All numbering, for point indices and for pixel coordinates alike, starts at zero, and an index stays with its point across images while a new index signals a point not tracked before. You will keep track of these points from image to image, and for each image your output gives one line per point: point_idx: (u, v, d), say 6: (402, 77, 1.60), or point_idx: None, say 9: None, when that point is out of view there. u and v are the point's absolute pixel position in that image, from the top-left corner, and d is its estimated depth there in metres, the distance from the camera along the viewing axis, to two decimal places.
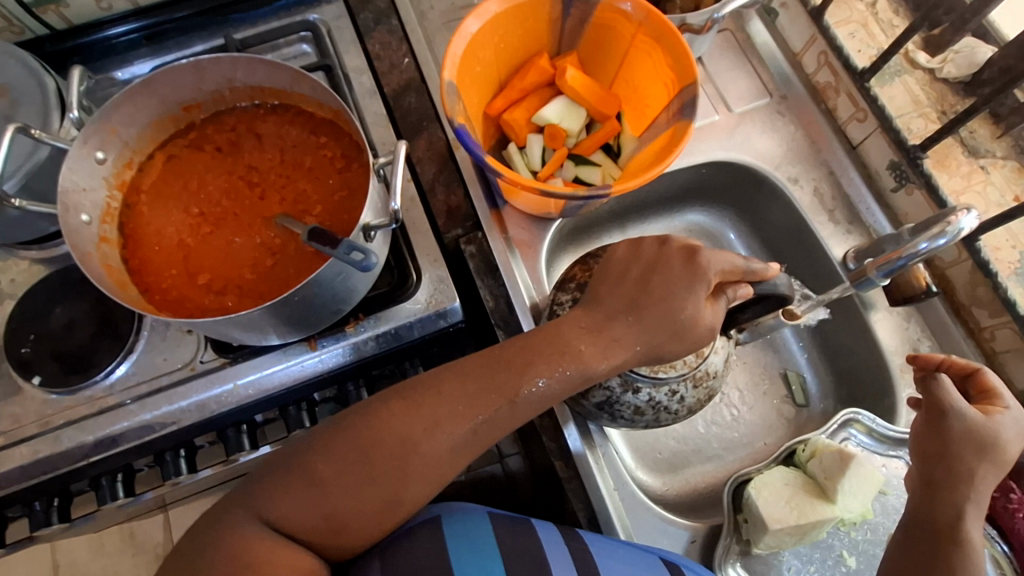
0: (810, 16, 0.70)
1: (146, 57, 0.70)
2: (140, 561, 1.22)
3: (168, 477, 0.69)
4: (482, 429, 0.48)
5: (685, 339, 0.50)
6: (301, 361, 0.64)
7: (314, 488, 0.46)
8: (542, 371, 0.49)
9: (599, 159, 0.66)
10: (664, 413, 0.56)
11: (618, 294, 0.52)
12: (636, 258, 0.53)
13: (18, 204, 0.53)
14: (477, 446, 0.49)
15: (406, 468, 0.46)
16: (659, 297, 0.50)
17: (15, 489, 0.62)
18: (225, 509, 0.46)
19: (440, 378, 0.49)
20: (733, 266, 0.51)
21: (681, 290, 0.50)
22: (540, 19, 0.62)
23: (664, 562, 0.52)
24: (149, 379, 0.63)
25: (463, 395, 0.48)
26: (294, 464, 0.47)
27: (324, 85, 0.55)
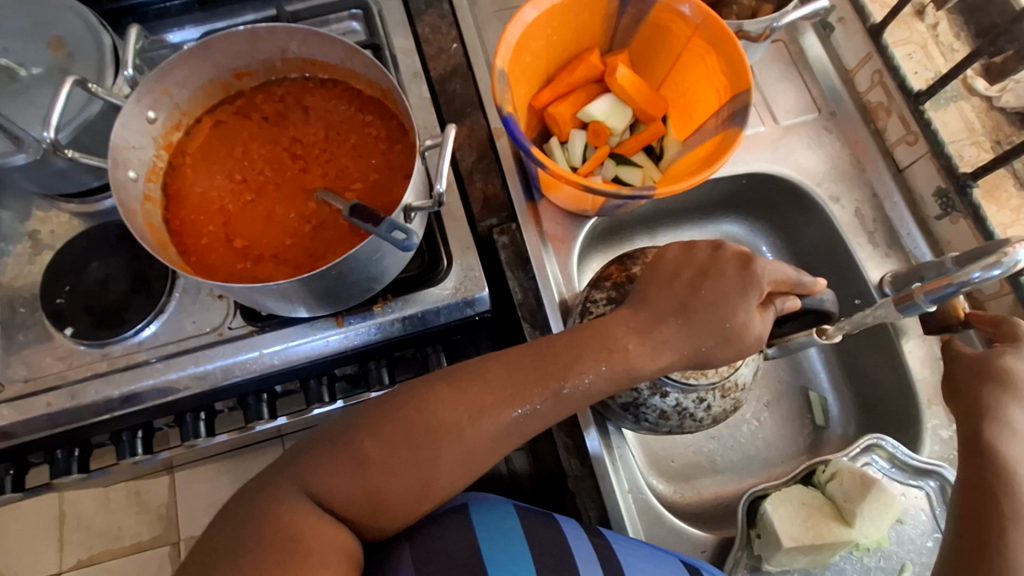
0: (868, 33, 0.69)
1: (197, 22, 0.71)
2: (143, 519, 1.24)
3: (186, 438, 0.70)
4: (525, 421, 0.48)
5: (733, 346, 0.50)
6: (327, 335, 0.64)
7: (351, 463, 0.46)
8: (582, 368, 0.49)
9: (641, 161, 0.65)
10: (688, 420, 0.56)
11: (666, 297, 0.52)
12: (688, 262, 0.52)
13: (70, 155, 0.55)
14: (514, 437, 0.49)
15: (436, 452, 0.47)
16: (710, 301, 0.50)
17: (39, 435, 0.64)
18: (270, 482, 0.46)
19: (485, 365, 0.49)
20: (786, 277, 0.51)
21: (733, 296, 0.50)
22: (595, 13, 0.61)
23: (686, 566, 0.53)
24: (179, 340, 0.64)
25: (505, 385, 0.48)
26: (338, 440, 0.47)
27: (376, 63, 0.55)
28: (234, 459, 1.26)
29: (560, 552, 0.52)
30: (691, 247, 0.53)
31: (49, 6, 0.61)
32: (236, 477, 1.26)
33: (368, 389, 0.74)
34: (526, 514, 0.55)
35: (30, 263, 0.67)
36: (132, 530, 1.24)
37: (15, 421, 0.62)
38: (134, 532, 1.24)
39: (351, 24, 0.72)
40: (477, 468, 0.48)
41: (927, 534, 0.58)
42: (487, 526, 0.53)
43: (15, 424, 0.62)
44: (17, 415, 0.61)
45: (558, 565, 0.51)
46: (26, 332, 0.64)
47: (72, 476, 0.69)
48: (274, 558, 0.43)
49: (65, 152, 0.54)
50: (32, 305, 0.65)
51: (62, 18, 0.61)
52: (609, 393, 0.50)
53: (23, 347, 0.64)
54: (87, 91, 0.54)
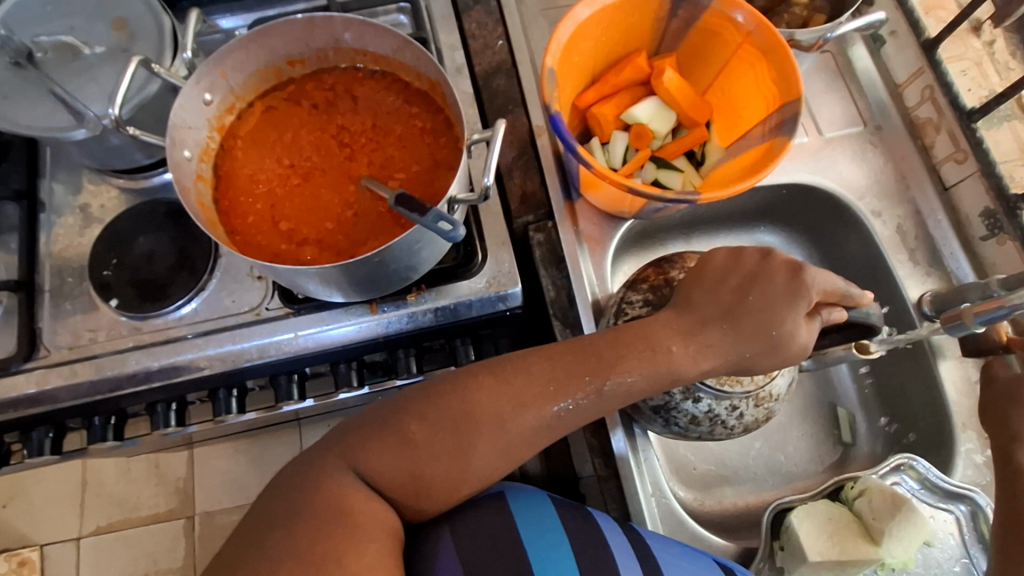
0: (921, 48, 0.68)
1: (250, 9, 0.72)
2: (162, 491, 1.27)
3: (218, 414, 0.72)
4: (565, 416, 0.49)
5: (777, 354, 0.50)
6: (361, 322, 0.66)
7: (392, 446, 0.47)
8: (619, 370, 0.49)
9: (682, 165, 0.65)
10: (719, 427, 0.56)
11: (712, 301, 0.52)
12: (735, 267, 0.52)
13: (131, 133, 0.57)
14: (550, 432, 0.49)
15: (473, 441, 0.47)
16: (756, 308, 0.50)
17: (81, 401, 0.66)
18: (318, 458, 0.48)
19: (528, 359, 0.50)
20: (835, 288, 0.51)
21: (781, 304, 0.50)
22: (645, 15, 0.61)
23: (721, 567, 0.53)
24: (219, 317, 0.66)
25: (547, 378, 0.49)
26: (381, 424, 0.48)
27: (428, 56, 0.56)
28: (253, 438, 1.29)
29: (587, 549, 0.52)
30: (738, 253, 0.53)
31: None
32: (254, 456, 1.28)
33: (396, 377, 0.75)
34: (561, 505, 0.56)
35: (80, 234, 0.69)
36: (151, 501, 1.27)
37: (60, 386, 0.64)
38: (153, 503, 1.27)
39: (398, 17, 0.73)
40: (512, 460, 0.49)
41: (955, 559, 0.58)
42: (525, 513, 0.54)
43: (59, 389, 0.64)
44: (61, 381, 0.64)
45: (586, 560, 0.51)
46: (73, 301, 0.66)
47: (108, 443, 0.71)
48: (317, 530, 0.43)
49: (127, 129, 0.56)
50: (81, 275, 0.68)
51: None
52: (647, 394, 0.50)
53: (70, 315, 0.66)
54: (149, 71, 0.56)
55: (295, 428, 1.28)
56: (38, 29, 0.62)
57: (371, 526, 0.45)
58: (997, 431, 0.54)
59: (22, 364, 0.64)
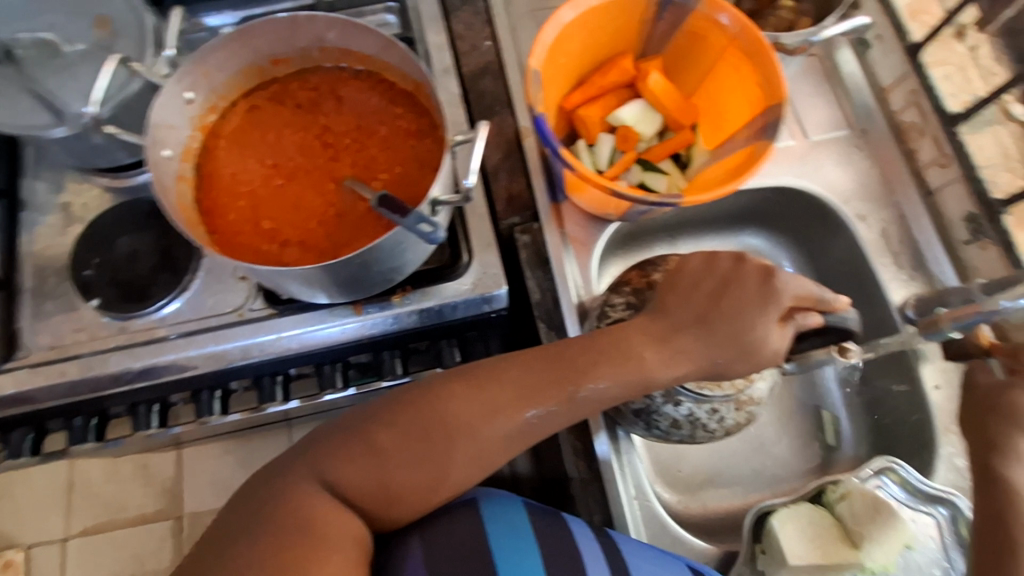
0: (906, 52, 0.68)
1: (236, 7, 0.72)
2: (151, 492, 1.27)
3: (201, 415, 0.71)
4: (540, 421, 0.49)
5: (750, 360, 0.50)
6: (345, 323, 0.65)
7: (363, 454, 0.47)
8: (590, 378, 0.49)
9: (668, 168, 0.65)
10: (700, 430, 0.56)
11: (686, 307, 0.52)
12: (709, 272, 0.52)
13: (109, 131, 0.56)
14: (528, 436, 0.49)
15: (448, 446, 0.47)
16: (729, 314, 0.50)
17: (62, 402, 0.65)
18: (287, 468, 0.47)
19: (501, 365, 0.50)
20: (808, 293, 0.51)
21: (752, 309, 0.50)
22: (631, 18, 0.61)
23: (692, 570, 0.54)
24: (202, 318, 0.65)
25: (517, 386, 0.49)
26: (358, 429, 0.48)
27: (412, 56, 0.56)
28: (242, 439, 1.28)
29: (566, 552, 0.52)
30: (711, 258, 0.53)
31: None
32: (242, 458, 1.28)
33: (381, 379, 0.75)
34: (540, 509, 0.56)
35: (61, 233, 0.68)
36: (139, 503, 1.26)
37: (40, 387, 0.63)
38: (141, 505, 1.26)
39: (386, 17, 0.72)
40: (487, 465, 0.49)
41: (934, 562, 0.58)
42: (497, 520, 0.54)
43: (38, 389, 0.63)
44: (40, 381, 0.63)
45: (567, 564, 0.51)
46: (54, 300, 0.66)
47: (89, 444, 0.70)
48: (288, 538, 0.43)
49: (105, 128, 0.56)
50: (62, 274, 0.67)
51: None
52: (625, 399, 0.51)
53: (50, 315, 0.65)
54: (128, 69, 0.55)
55: (283, 429, 1.28)
56: (19, 26, 0.62)
57: (342, 532, 0.45)
58: (977, 438, 0.55)
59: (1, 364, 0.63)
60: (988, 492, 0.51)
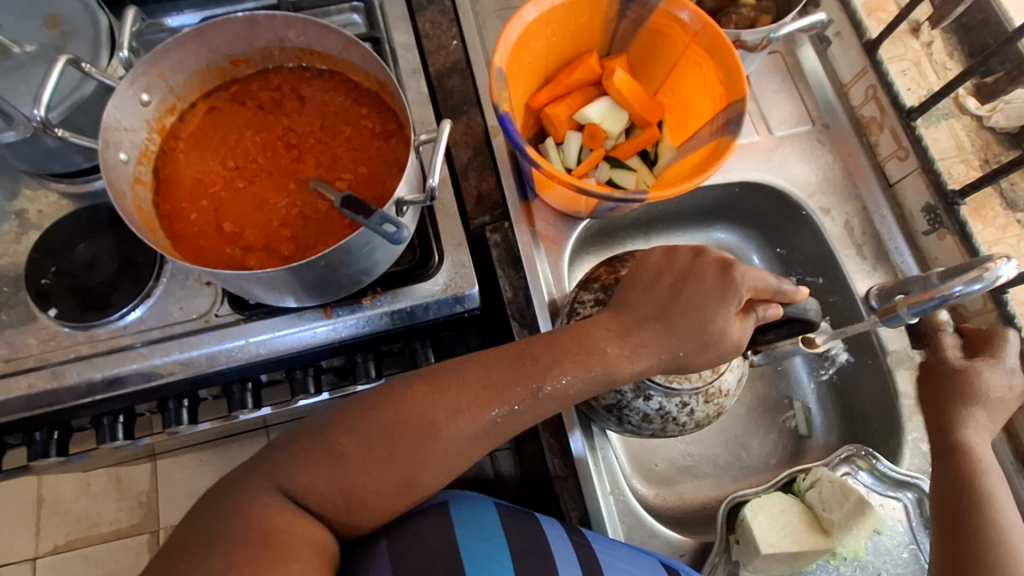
0: (863, 48, 0.70)
1: (197, 7, 0.70)
2: (124, 506, 1.23)
3: (168, 425, 0.70)
4: (504, 422, 0.49)
5: (711, 352, 0.50)
6: (314, 327, 0.64)
7: (324, 461, 0.46)
8: (551, 378, 0.49)
9: (635, 164, 0.66)
10: (671, 424, 0.57)
11: (648, 300, 0.52)
12: (670, 267, 0.53)
13: (59, 134, 0.55)
14: (496, 436, 0.49)
15: (412, 449, 0.47)
16: (690, 307, 0.50)
17: (20, 416, 0.63)
18: (242, 482, 0.47)
19: (464, 366, 0.50)
20: (766, 285, 0.52)
21: (712, 302, 0.50)
22: (595, 16, 0.61)
23: (665, 567, 0.54)
24: (166, 326, 0.64)
25: (482, 387, 0.48)
26: (324, 437, 0.47)
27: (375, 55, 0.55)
28: (219, 448, 1.26)
29: (541, 550, 0.53)
30: (672, 252, 0.54)
31: None
32: (219, 467, 1.25)
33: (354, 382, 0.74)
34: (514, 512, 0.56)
35: (16, 242, 0.66)
36: (112, 517, 1.23)
37: None
38: (114, 519, 1.23)
39: (352, 16, 0.72)
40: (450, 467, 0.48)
41: (903, 545, 0.59)
42: (466, 519, 0.54)
43: None
44: None
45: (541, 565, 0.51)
46: (8, 311, 0.63)
47: (52, 458, 0.68)
48: (244, 552, 0.43)
49: (55, 131, 0.54)
50: (17, 284, 0.65)
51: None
52: (592, 395, 0.51)
53: (5, 326, 0.63)
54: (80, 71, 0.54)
55: (261, 435, 1.26)
56: None
57: (301, 539, 0.45)
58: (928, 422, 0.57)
59: None
60: (941, 465, 0.53)
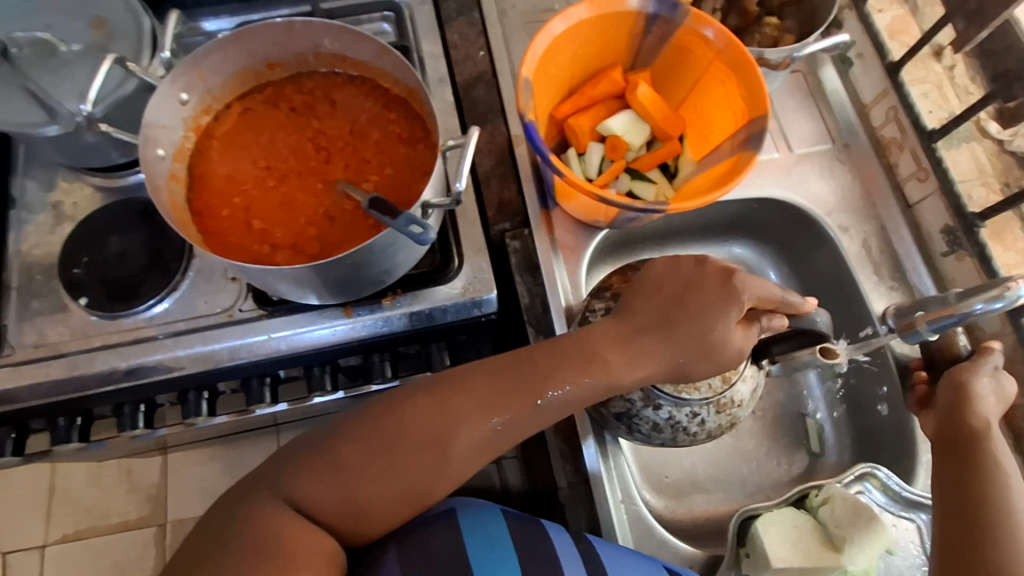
0: (886, 70, 0.71)
1: (234, 13, 0.73)
2: (133, 498, 1.25)
3: (188, 416, 0.71)
4: (505, 427, 0.50)
5: (713, 360, 0.51)
6: (335, 325, 0.65)
7: (330, 472, 0.47)
8: (556, 382, 0.50)
9: (656, 177, 0.67)
10: (681, 434, 0.57)
11: (651, 308, 0.53)
12: (671, 275, 0.53)
13: (103, 129, 0.57)
14: (503, 436, 0.50)
15: (415, 450, 0.48)
16: (691, 315, 0.51)
17: (46, 401, 0.65)
18: (251, 490, 0.48)
19: (467, 375, 0.51)
20: (771, 295, 0.52)
21: (713, 310, 0.50)
22: (620, 31, 0.63)
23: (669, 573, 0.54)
24: (190, 319, 0.65)
25: (484, 395, 0.50)
26: (332, 448, 0.49)
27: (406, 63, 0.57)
28: (228, 444, 1.27)
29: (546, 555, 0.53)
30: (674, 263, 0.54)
31: None
32: (228, 464, 1.26)
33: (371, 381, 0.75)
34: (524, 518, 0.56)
35: (50, 232, 0.68)
36: (121, 509, 1.24)
37: (24, 386, 0.63)
38: (123, 511, 1.24)
39: (382, 26, 0.74)
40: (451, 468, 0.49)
41: (915, 567, 0.58)
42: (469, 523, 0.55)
43: (22, 388, 0.63)
44: (24, 380, 0.62)
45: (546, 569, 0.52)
46: (41, 299, 0.65)
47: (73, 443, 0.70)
48: (253, 559, 0.44)
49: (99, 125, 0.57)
50: (50, 273, 0.67)
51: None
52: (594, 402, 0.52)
53: (37, 313, 0.65)
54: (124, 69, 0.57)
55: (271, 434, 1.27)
56: (17, 25, 0.62)
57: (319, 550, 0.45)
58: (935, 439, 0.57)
59: None
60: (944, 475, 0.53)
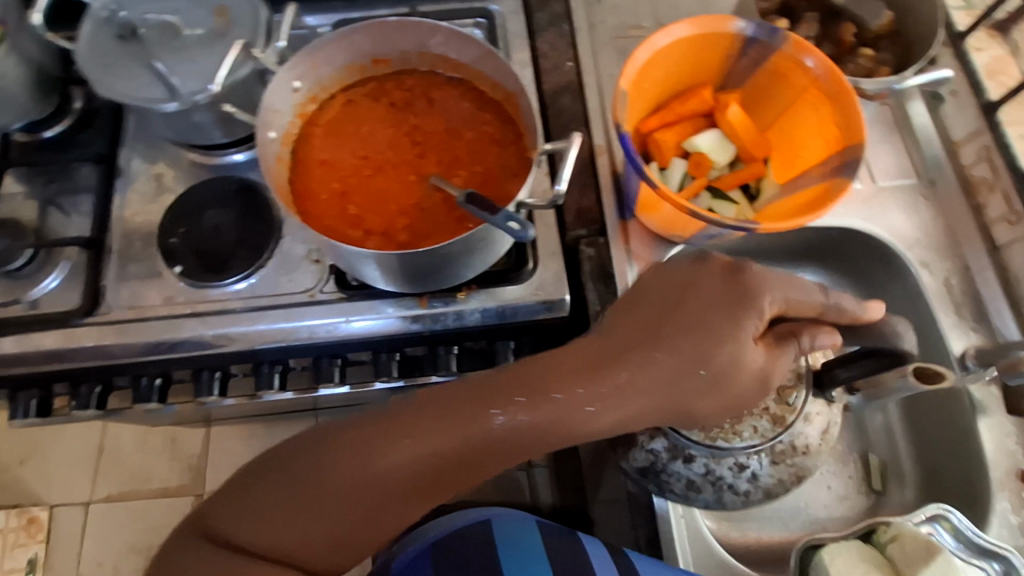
0: (982, 109, 0.70)
1: (335, 10, 0.78)
2: (177, 465, 1.34)
3: (260, 388, 0.73)
4: (507, 429, 0.47)
5: (729, 386, 0.49)
6: (409, 314, 0.67)
7: (265, 513, 0.46)
8: (509, 406, 0.46)
9: (737, 197, 0.67)
10: (726, 490, 0.58)
11: (638, 321, 0.50)
12: (668, 280, 0.51)
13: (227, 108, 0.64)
14: (459, 460, 0.47)
15: (359, 476, 0.46)
16: (688, 332, 0.48)
17: (132, 361, 0.68)
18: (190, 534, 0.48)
19: (402, 408, 0.48)
20: (813, 305, 0.52)
21: (727, 330, 0.49)
22: (716, 51, 0.64)
23: None
24: (274, 295, 0.68)
25: (419, 425, 0.46)
26: (269, 483, 0.47)
27: (508, 68, 0.59)
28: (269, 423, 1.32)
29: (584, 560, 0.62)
30: (657, 277, 0.52)
31: None
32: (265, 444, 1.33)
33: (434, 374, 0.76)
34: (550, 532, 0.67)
35: (152, 202, 0.72)
36: (165, 474, 1.34)
37: (116, 344, 0.66)
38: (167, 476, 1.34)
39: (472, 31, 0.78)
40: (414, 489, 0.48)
41: None
42: (503, 528, 0.68)
43: (114, 346, 0.66)
44: (117, 339, 0.66)
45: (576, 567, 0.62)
46: (139, 263, 0.69)
47: (153, 404, 0.73)
48: None
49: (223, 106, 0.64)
50: (148, 241, 0.71)
51: None
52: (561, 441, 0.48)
53: (135, 277, 0.69)
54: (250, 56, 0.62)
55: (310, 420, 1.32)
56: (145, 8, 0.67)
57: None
58: None
59: (82, 318, 0.67)
60: None
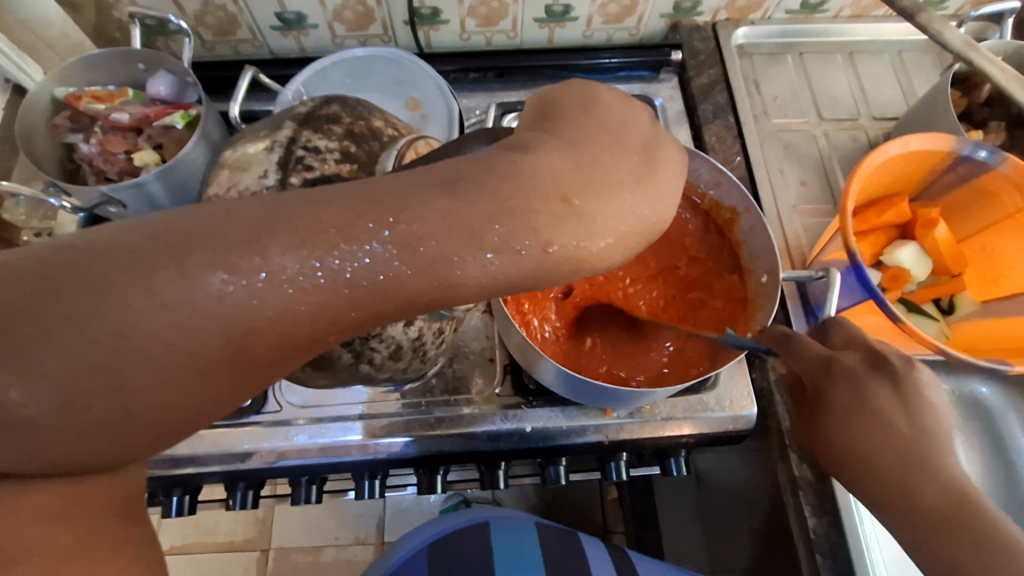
0: None
1: (493, 90, 0.80)
2: (240, 519, 1.29)
3: (425, 492, 0.70)
4: (335, 303, 0.28)
5: (642, 197, 0.32)
6: (593, 424, 0.65)
7: (12, 321, 0.25)
8: (309, 247, 0.27)
9: (932, 312, 0.66)
10: (421, 354, 0.53)
11: (608, 142, 0.33)
12: (653, 135, 0.35)
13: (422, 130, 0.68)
14: (224, 356, 0.27)
15: (232, 211, 0.28)
16: (648, 179, 0.33)
17: (301, 461, 0.64)
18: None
19: (262, 308, 0.27)
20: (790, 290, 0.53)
21: (653, 184, 0.33)
22: (925, 165, 0.62)
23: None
24: (450, 396, 0.66)
25: (255, 343, 0.28)
26: (58, 273, 0.26)
27: (739, 185, 0.57)
28: None
29: (581, 556, 0.71)
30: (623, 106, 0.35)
31: (411, 62, 0.71)
32: (332, 504, 1.30)
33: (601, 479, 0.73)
34: (641, 560, 0.74)
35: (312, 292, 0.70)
36: (227, 531, 1.29)
37: (291, 447, 0.63)
38: (228, 532, 1.28)
39: None
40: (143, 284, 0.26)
41: None
42: (499, 535, 0.72)
43: (291, 450, 0.63)
44: (293, 442, 0.63)
45: (578, 556, 0.71)
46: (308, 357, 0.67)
47: (313, 502, 0.69)
48: None
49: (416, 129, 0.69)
50: None
51: (418, 76, 0.71)
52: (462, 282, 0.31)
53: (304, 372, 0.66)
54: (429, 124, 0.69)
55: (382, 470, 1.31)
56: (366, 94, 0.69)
57: None
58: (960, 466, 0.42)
59: (254, 414, 0.64)
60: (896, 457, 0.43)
